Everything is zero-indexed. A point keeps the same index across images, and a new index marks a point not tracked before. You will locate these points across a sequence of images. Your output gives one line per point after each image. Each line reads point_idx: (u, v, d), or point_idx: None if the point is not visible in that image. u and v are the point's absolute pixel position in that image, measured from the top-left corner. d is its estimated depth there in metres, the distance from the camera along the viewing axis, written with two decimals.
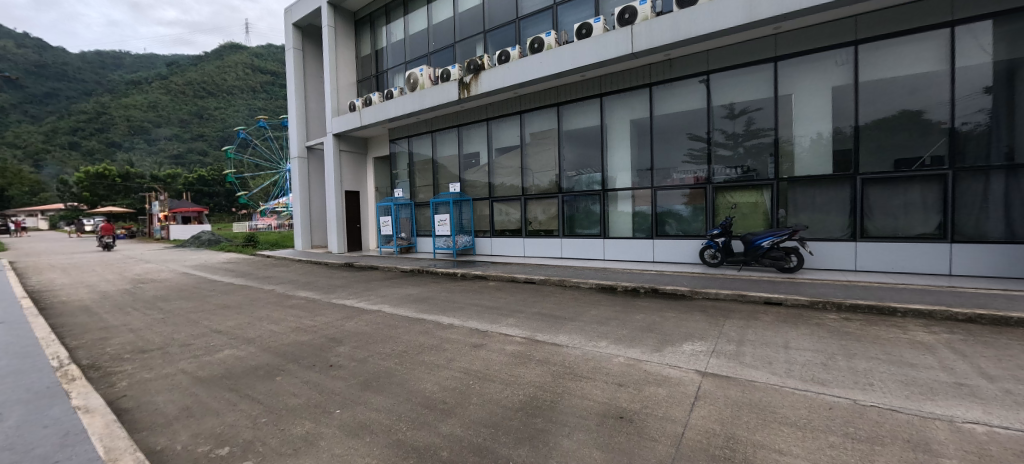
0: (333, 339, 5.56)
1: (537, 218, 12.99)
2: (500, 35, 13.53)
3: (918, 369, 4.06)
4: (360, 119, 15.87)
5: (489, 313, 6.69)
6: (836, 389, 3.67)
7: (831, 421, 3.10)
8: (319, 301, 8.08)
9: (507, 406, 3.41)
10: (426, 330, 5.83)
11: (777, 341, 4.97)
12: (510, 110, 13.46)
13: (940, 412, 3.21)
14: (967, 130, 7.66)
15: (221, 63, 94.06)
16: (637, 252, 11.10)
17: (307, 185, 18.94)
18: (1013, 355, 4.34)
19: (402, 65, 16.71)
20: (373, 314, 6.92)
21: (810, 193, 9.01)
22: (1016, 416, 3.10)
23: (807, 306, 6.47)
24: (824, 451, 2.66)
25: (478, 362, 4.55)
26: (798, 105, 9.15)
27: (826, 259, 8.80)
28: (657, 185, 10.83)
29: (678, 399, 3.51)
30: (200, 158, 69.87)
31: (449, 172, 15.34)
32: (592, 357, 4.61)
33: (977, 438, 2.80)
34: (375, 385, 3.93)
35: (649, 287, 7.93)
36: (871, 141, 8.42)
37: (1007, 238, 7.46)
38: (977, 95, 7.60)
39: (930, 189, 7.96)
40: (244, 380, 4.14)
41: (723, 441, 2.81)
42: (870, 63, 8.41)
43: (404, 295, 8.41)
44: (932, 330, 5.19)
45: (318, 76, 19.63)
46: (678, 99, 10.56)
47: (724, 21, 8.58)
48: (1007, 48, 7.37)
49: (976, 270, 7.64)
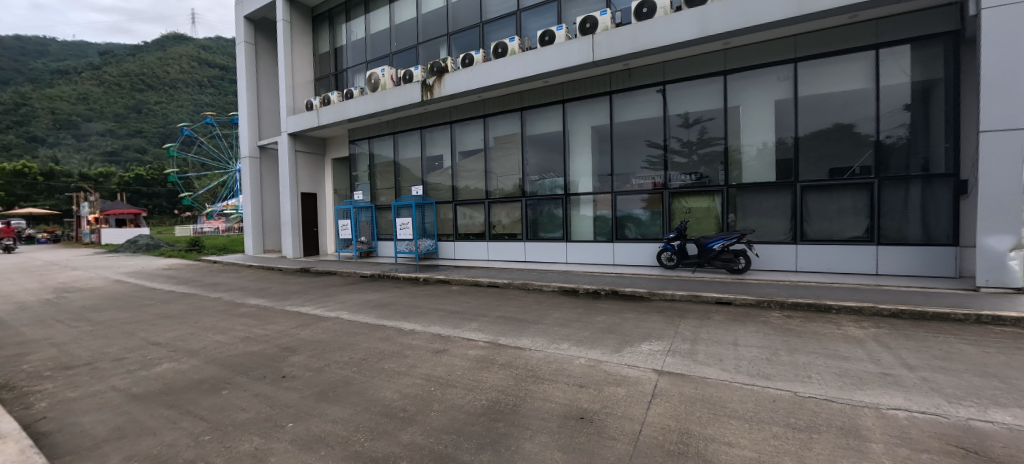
0: (287, 348, 5.28)
1: (501, 222, 13.01)
2: (464, 39, 13.53)
3: (849, 361, 4.41)
4: (318, 118, 15.25)
5: (452, 318, 6.61)
6: (780, 382, 3.91)
7: (775, 412, 3.30)
8: (271, 309, 7.65)
9: (469, 411, 3.36)
10: (387, 337, 5.66)
11: (727, 338, 5.25)
12: (475, 114, 13.42)
13: (869, 400, 3.50)
14: (890, 143, 8.46)
15: (164, 54, 87.44)
16: (598, 254, 11.37)
17: (260, 186, 17.98)
18: (929, 346, 4.81)
19: (363, 64, 16.30)
20: (330, 321, 6.64)
21: (756, 199, 9.61)
22: (932, 401, 3.44)
23: (753, 305, 6.88)
24: (768, 442, 2.82)
25: (440, 367, 4.48)
26: (746, 116, 9.75)
27: (771, 260, 9.41)
28: (617, 190, 11.18)
29: (636, 398, 3.62)
30: (138, 156, 64.54)
31: (412, 175, 15.08)
32: (554, 359, 4.66)
33: (899, 423, 3.07)
34: (332, 395, 3.77)
35: (610, 289, 8.16)
36: (808, 151, 9.12)
37: (925, 240, 8.26)
38: (898, 112, 8.42)
39: (859, 196, 8.71)
40: (185, 396, 3.84)
41: (678, 436, 2.91)
42: (807, 79, 9.12)
43: (364, 301, 8.15)
44: (862, 325, 5.67)
45: (272, 73, 18.73)
46: (637, 108, 10.96)
47: (679, 34, 9.01)
48: (922, 70, 8.22)
49: (899, 270, 8.42)
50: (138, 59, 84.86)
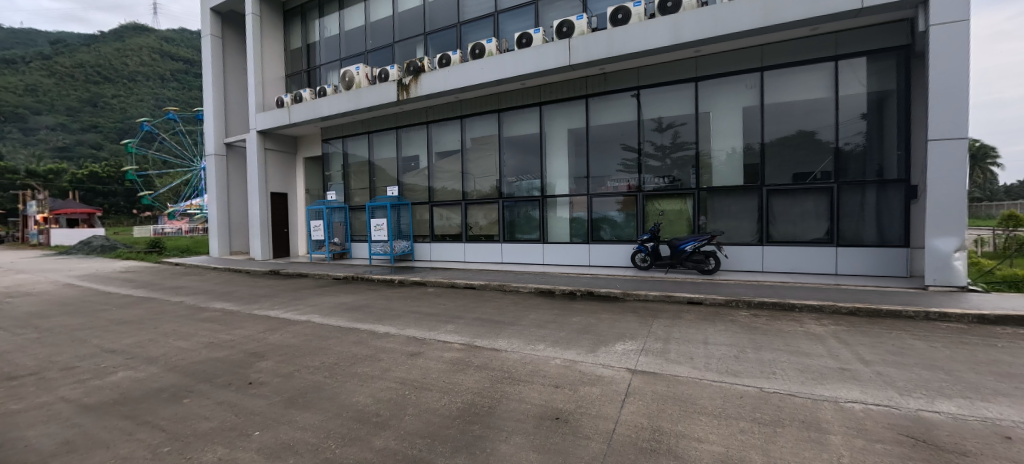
0: (254, 354, 5.08)
1: (478, 223, 12.98)
2: (441, 39, 13.44)
3: (811, 357, 4.62)
4: (289, 115, 14.76)
5: (427, 320, 6.52)
6: (746, 379, 4.06)
7: (742, 408, 3.41)
8: (237, 313, 7.34)
9: (444, 414, 3.32)
10: (361, 340, 5.54)
11: (698, 337, 5.40)
12: (452, 114, 13.34)
13: (828, 394, 3.67)
14: (849, 150, 8.93)
15: (122, 45, 82.73)
16: (574, 256, 11.49)
17: (226, 185, 17.28)
18: (884, 342, 5.10)
19: (337, 61, 15.95)
20: (301, 325, 6.43)
21: (726, 202, 9.95)
22: (885, 394, 3.65)
23: (722, 304, 7.11)
24: (736, 436, 2.91)
25: (415, 370, 4.42)
26: (716, 121, 10.08)
27: (740, 261, 9.76)
28: (593, 192, 11.34)
29: (610, 397, 3.66)
30: (93, 152, 60.76)
31: (387, 175, 14.84)
32: (530, 360, 4.68)
33: (856, 415, 3.24)
34: (302, 401, 3.65)
35: (585, 290, 8.26)
36: (774, 157, 9.51)
37: (879, 242, 8.75)
38: (856, 120, 8.89)
39: (820, 200, 9.15)
40: (142, 406, 3.63)
41: (650, 434, 2.97)
42: (773, 87, 9.53)
43: (337, 303, 7.94)
44: (823, 323, 5.96)
45: (240, 68, 18.04)
46: (613, 112, 11.16)
47: (653, 41, 9.24)
48: (877, 81, 8.72)
49: (856, 270, 8.88)
50: (94, 49, 79.97)
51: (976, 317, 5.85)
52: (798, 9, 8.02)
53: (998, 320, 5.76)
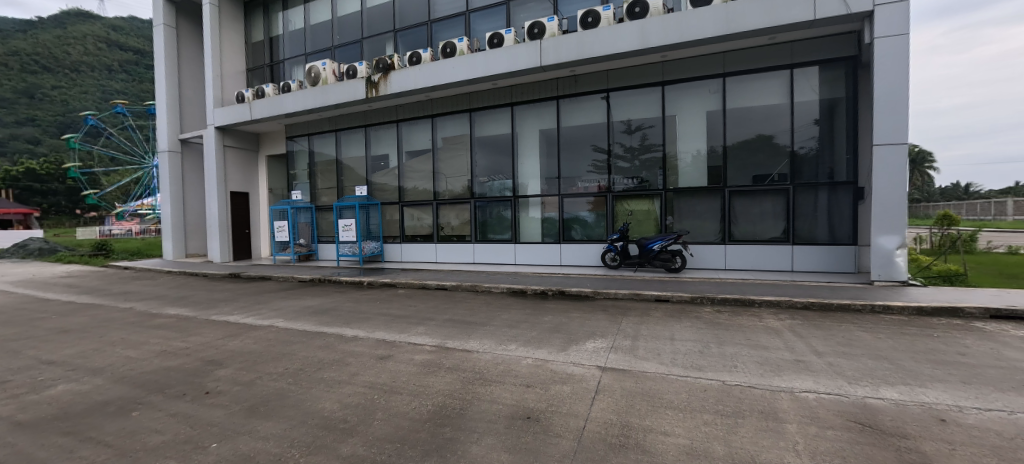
0: (212, 361, 4.83)
1: (450, 223, 12.86)
2: (412, 36, 13.24)
3: (769, 351, 4.85)
4: (250, 111, 14.12)
5: (397, 323, 6.39)
6: (709, 373, 4.21)
7: (706, 401, 3.54)
8: (193, 319, 6.93)
9: (414, 418, 3.27)
10: (327, 344, 5.37)
11: (665, 334, 5.56)
12: (422, 113, 13.16)
13: (785, 384, 3.87)
14: (803, 153, 9.45)
15: (62, 32, 76.50)
16: (545, 256, 11.58)
17: (182, 184, 16.35)
18: (834, 334, 5.42)
19: (303, 56, 15.43)
20: (263, 330, 6.15)
21: (691, 203, 10.30)
22: (836, 383, 3.88)
23: (688, 301, 7.36)
24: (699, 429, 3.02)
25: (384, 374, 4.32)
26: (681, 125, 10.43)
27: (704, 260, 10.13)
28: (564, 193, 11.48)
29: (581, 395, 3.71)
30: (29, 147, 55.98)
31: (356, 174, 14.47)
32: (502, 360, 4.67)
33: (810, 404, 3.43)
34: (264, 409, 3.49)
35: (557, 289, 8.34)
36: (735, 159, 9.94)
37: (831, 240, 9.30)
38: (810, 126, 9.42)
39: (778, 200, 9.63)
40: (85, 421, 3.37)
41: (619, 429, 3.02)
42: (734, 93, 9.95)
43: (302, 307, 7.65)
44: (780, 317, 6.28)
45: (196, 60, 17.11)
46: (584, 113, 11.33)
47: (622, 45, 9.45)
48: (828, 89, 9.27)
49: (810, 267, 9.39)
50: (30, 36, 73.75)
51: (915, 309, 6.32)
52: (757, 19, 8.41)
53: (934, 311, 6.26)
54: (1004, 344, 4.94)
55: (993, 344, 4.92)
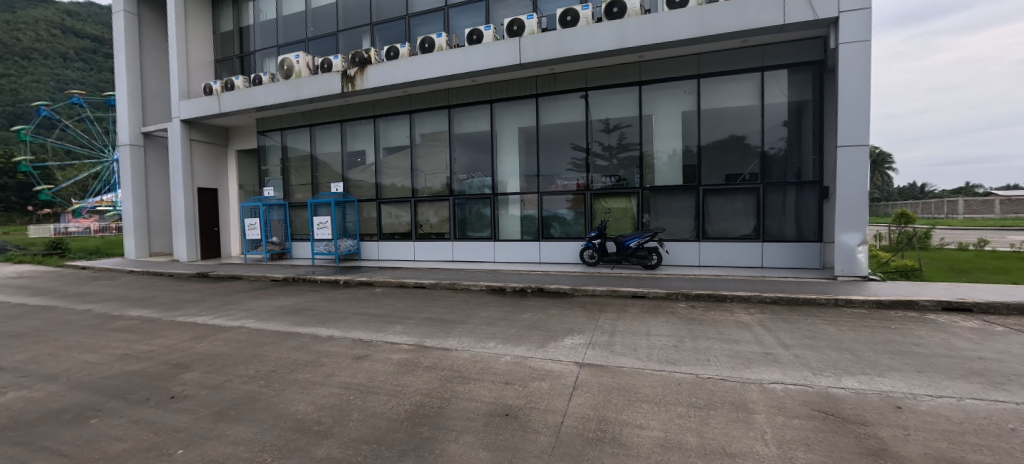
0: (179, 365, 4.64)
1: (428, 221, 12.73)
2: (389, 31, 13.01)
3: (739, 344, 5.01)
4: (219, 104, 13.57)
5: (374, 322, 6.29)
6: (683, 366, 4.32)
7: (680, 394, 3.63)
8: (157, 321, 6.62)
9: (391, 418, 3.23)
10: (301, 345, 5.23)
11: (641, 329, 5.67)
12: (400, 109, 12.96)
13: (754, 376, 4.01)
14: (773, 154, 9.79)
15: (11, 16, 71.66)
16: (524, 253, 11.62)
17: (144, 180, 15.58)
18: (801, 327, 5.65)
19: (275, 48, 14.94)
20: (233, 331, 5.94)
21: (667, 201, 10.53)
22: (802, 374, 4.05)
23: (663, 297, 7.54)
24: (673, 421, 3.09)
25: (361, 374, 4.24)
26: (658, 124, 10.63)
27: (679, 257, 10.37)
28: (543, 190, 11.52)
29: (559, 391, 3.75)
30: None
31: (331, 171, 14.14)
32: (480, 358, 4.66)
33: (777, 395, 3.56)
34: (233, 413, 3.37)
35: (536, 287, 8.37)
36: (709, 159, 10.21)
37: (798, 237, 9.67)
38: (779, 127, 9.76)
39: (749, 199, 9.95)
40: (38, 430, 3.17)
41: (596, 424, 3.06)
42: (708, 94, 10.21)
43: (274, 307, 7.42)
44: (750, 312, 6.50)
45: (160, 50, 16.32)
46: (563, 112, 11.40)
47: (600, 44, 9.54)
48: (796, 92, 9.62)
49: (779, 263, 9.75)
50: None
51: (875, 302, 6.67)
52: (730, 22, 8.64)
53: (891, 304, 6.61)
54: (954, 334, 5.27)
55: (945, 335, 5.23)
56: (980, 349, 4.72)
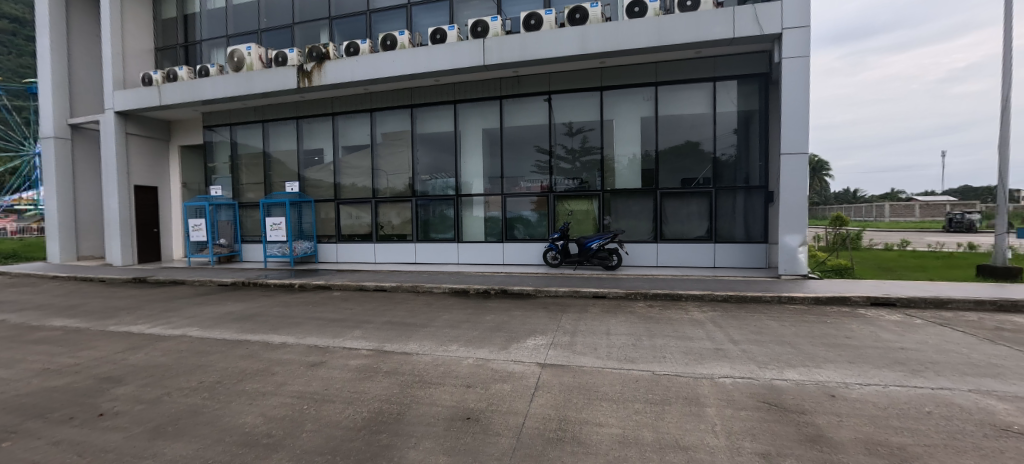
0: (110, 379, 4.26)
1: (390, 222, 12.44)
2: (349, 26, 12.62)
3: (693, 341, 5.24)
4: (159, 96, 12.61)
5: (331, 327, 6.06)
6: (641, 364, 4.47)
7: (637, 391, 3.75)
8: (85, 331, 6.04)
9: (347, 426, 3.12)
10: (251, 354, 4.95)
11: (602, 329, 5.81)
12: (361, 107, 12.60)
13: (706, 372, 4.21)
14: (724, 159, 10.34)
15: None
16: (488, 255, 11.61)
17: (71, 176, 14.20)
18: (748, 323, 6.01)
19: (224, 39, 14.11)
20: (173, 341, 5.51)
21: (627, 204, 10.86)
22: (748, 367, 4.30)
23: (622, 297, 7.77)
24: (631, 418, 3.18)
25: (315, 382, 4.07)
26: (618, 129, 10.96)
27: (639, 257, 10.72)
28: (507, 192, 11.57)
29: (520, 392, 3.76)
30: None
31: (286, 169, 13.51)
32: (442, 362, 4.60)
33: (727, 389, 3.75)
34: (171, 430, 3.13)
35: (499, 288, 8.37)
36: (666, 163, 10.64)
37: (747, 239, 10.24)
38: (729, 134, 10.33)
39: (702, 202, 10.45)
40: None
41: (556, 424, 3.10)
42: (665, 101, 10.64)
43: (221, 314, 6.98)
44: (703, 309, 6.85)
45: (91, 34, 14.95)
46: (527, 114, 11.49)
47: (563, 49, 9.70)
48: (745, 102, 10.22)
49: (730, 263, 10.31)
50: None
51: (814, 299, 7.20)
52: (685, 33, 9.06)
53: (828, 300, 7.16)
54: (880, 327, 5.79)
55: (872, 328, 5.74)
56: (902, 340, 5.21)
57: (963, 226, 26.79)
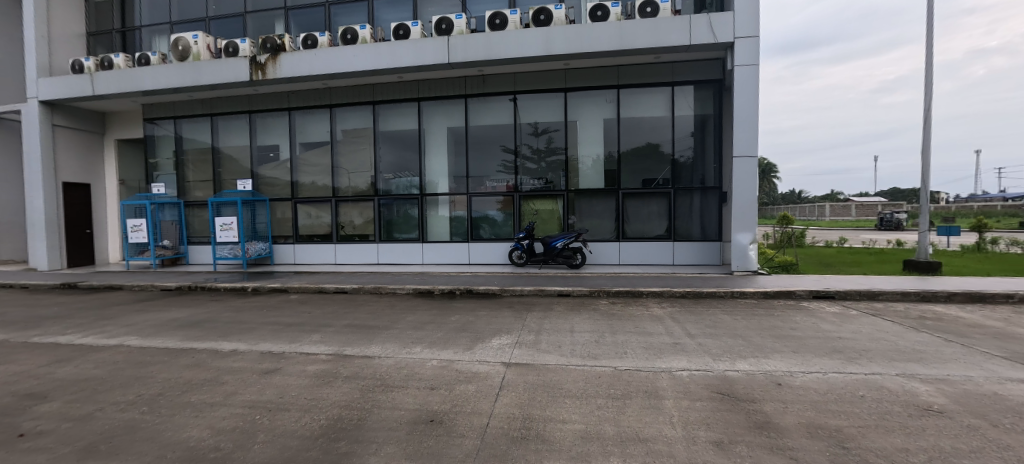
0: (33, 395, 3.87)
1: (352, 222, 12.06)
2: (307, 17, 12.12)
3: (652, 336, 5.43)
4: (92, 85, 11.58)
5: (287, 332, 5.79)
6: (603, 360, 4.58)
7: (599, 386, 3.84)
8: (2, 343, 5.45)
9: (304, 435, 3.00)
10: (198, 362, 4.66)
11: (566, 326, 5.91)
12: (320, 102, 12.12)
13: (663, 365, 4.37)
14: (682, 161, 10.78)
15: None
16: (454, 254, 11.51)
17: None
18: (703, 318, 6.30)
19: (167, 25, 13.14)
20: (108, 352, 5.08)
21: (591, 204, 11.09)
22: (703, 360, 4.51)
23: (586, 295, 7.93)
24: (593, 413, 3.26)
25: (270, 390, 3.88)
26: (582, 130, 11.16)
27: (602, 256, 10.97)
28: (472, 192, 11.51)
29: (485, 392, 3.76)
30: None
31: (239, 166, 12.79)
32: (404, 364, 4.51)
33: (684, 381, 3.91)
34: (105, 448, 2.89)
35: (464, 288, 8.32)
36: (628, 165, 10.96)
37: (703, 237, 10.72)
38: (686, 137, 10.77)
39: (661, 202, 10.84)
40: None
41: (521, 423, 3.12)
42: (626, 104, 10.94)
43: (165, 321, 6.51)
44: (662, 305, 7.12)
45: (9, 15, 13.50)
46: (493, 114, 11.47)
47: (528, 50, 9.76)
48: (700, 106, 10.69)
49: (687, 260, 10.75)
50: None
51: (763, 293, 7.65)
52: (644, 39, 9.37)
53: (775, 294, 7.65)
54: (820, 318, 6.25)
55: (814, 319, 6.17)
56: (840, 330, 5.64)
57: (893, 226, 29.27)
